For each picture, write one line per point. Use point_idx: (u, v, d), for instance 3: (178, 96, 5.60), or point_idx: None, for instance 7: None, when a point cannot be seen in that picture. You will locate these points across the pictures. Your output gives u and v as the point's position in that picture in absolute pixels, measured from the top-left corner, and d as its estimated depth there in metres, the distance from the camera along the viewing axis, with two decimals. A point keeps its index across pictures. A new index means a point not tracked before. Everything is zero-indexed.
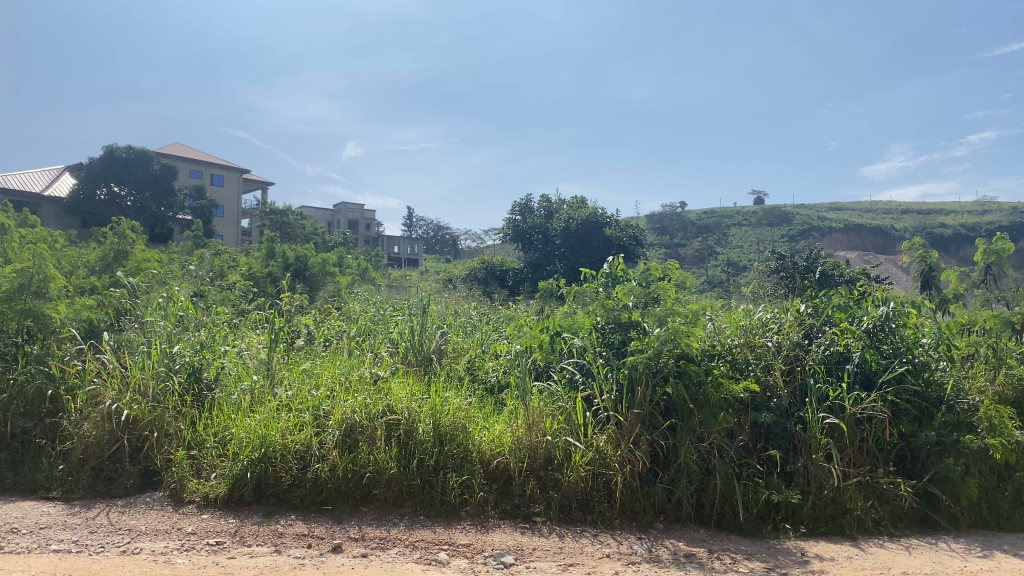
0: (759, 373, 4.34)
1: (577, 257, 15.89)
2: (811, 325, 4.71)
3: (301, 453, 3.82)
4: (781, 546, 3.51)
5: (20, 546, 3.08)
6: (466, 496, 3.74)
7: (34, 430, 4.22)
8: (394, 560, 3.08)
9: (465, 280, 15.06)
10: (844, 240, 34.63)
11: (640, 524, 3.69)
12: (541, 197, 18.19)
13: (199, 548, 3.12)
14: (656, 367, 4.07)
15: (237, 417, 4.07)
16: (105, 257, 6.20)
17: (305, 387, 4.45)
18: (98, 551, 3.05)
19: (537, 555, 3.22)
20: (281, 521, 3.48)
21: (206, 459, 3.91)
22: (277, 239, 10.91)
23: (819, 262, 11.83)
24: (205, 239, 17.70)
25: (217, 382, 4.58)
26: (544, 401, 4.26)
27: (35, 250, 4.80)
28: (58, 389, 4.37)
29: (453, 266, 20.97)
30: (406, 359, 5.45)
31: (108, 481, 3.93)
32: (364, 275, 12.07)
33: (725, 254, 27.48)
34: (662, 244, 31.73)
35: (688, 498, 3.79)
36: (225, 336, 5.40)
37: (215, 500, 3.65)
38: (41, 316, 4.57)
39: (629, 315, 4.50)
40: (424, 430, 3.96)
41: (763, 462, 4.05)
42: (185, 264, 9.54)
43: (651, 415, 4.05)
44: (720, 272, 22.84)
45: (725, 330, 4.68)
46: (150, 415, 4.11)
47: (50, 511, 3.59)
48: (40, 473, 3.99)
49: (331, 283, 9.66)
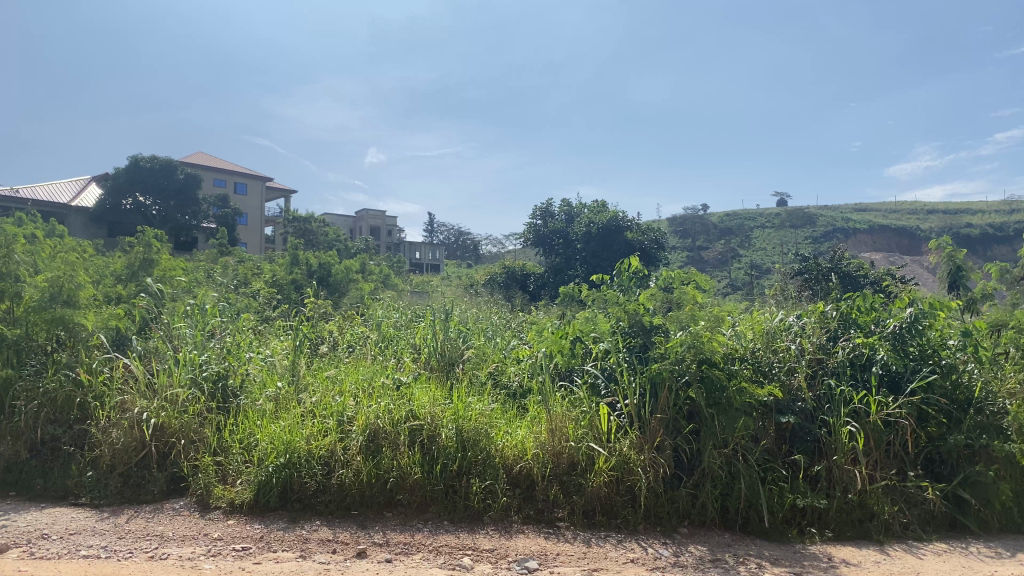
0: (783, 377, 4.29)
1: (599, 261, 15.87)
2: (835, 328, 4.68)
3: (326, 458, 3.84)
4: (807, 551, 3.48)
5: (50, 551, 3.13)
6: (489, 501, 3.75)
7: (63, 437, 4.28)
8: (419, 565, 3.09)
9: (487, 285, 15.11)
10: (868, 241, 34.27)
11: (665, 529, 3.67)
12: (562, 202, 18.18)
13: (226, 553, 3.14)
14: (679, 372, 4.05)
15: (262, 424, 4.10)
16: (130, 265, 6.29)
17: (330, 393, 4.47)
18: (127, 557, 3.09)
19: (561, 560, 3.22)
20: (306, 527, 3.50)
21: (232, 465, 3.94)
22: (301, 247, 11.01)
23: (841, 262, 11.71)
24: (229, 247, 17.81)
25: (241, 389, 4.63)
26: (567, 406, 4.25)
27: (65, 262, 4.87)
28: (86, 397, 4.43)
29: (474, 270, 21.02)
30: (429, 364, 5.47)
31: (135, 488, 3.97)
32: (385, 281, 12.12)
33: (746, 257, 27.35)
34: (684, 247, 31.60)
35: (712, 502, 3.76)
36: (249, 342, 5.46)
37: (241, 506, 3.69)
38: (70, 324, 4.64)
39: (652, 319, 4.48)
40: (447, 434, 3.97)
41: (788, 466, 4.02)
42: (211, 272, 9.65)
43: (675, 419, 4.04)
44: (742, 274, 22.74)
45: (748, 334, 4.65)
46: (177, 422, 4.16)
47: (79, 517, 3.63)
48: (69, 480, 4.03)
49: (354, 289, 9.73)
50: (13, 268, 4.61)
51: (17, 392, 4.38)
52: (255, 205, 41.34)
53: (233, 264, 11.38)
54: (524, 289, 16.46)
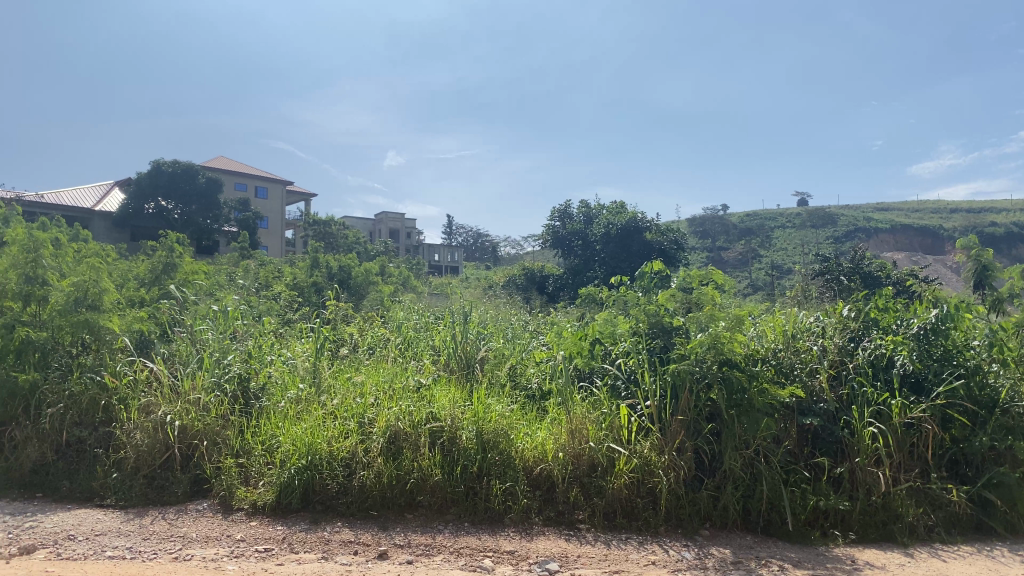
0: (804, 378, 4.24)
1: (618, 262, 15.82)
2: (856, 329, 4.64)
3: (347, 460, 3.86)
4: (830, 553, 3.46)
5: (76, 552, 3.17)
6: (509, 502, 3.75)
7: (88, 439, 4.32)
8: (440, 567, 3.10)
9: (506, 287, 15.13)
10: (890, 240, 33.93)
11: (686, 531, 3.65)
12: (580, 203, 18.16)
13: (249, 554, 3.17)
14: (699, 373, 4.03)
15: (284, 425, 4.13)
16: (154, 268, 6.35)
17: (351, 395, 4.49)
18: (151, 558, 3.12)
19: (582, 562, 3.21)
20: (328, 528, 3.52)
21: (255, 467, 3.97)
22: (321, 250, 11.08)
23: (863, 263, 11.60)
24: (250, 250, 17.93)
25: (264, 391, 4.66)
26: (587, 407, 4.24)
27: (90, 266, 4.93)
28: (111, 400, 4.47)
29: (493, 271, 21.05)
30: (448, 366, 5.48)
31: (159, 489, 4.01)
32: (404, 284, 12.16)
33: (766, 257, 27.18)
34: (703, 247, 31.46)
35: (734, 504, 3.74)
36: (271, 344, 5.50)
37: (264, 507, 3.71)
38: (95, 328, 4.69)
39: (673, 320, 4.45)
40: (467, 436, 3.98)
41: (810, 467, 3.99)
42: (232, 275, 9.73)
43: (696, 421, 4.01)
44: (763, 275, 22.61)
45: (770, 334, 4.62)
46: (201, 425, 4.20)
47: (104, 518, 3.67)
48: (95, 482, 4.08)
49: (374, 292, 9.77)
50: (40, 272, 4.67)
51: (43, 395, 4.43)
52: (275, 208, 41.63)
53: (253, 267, 11.47)
54: (542, 291, 16.44)
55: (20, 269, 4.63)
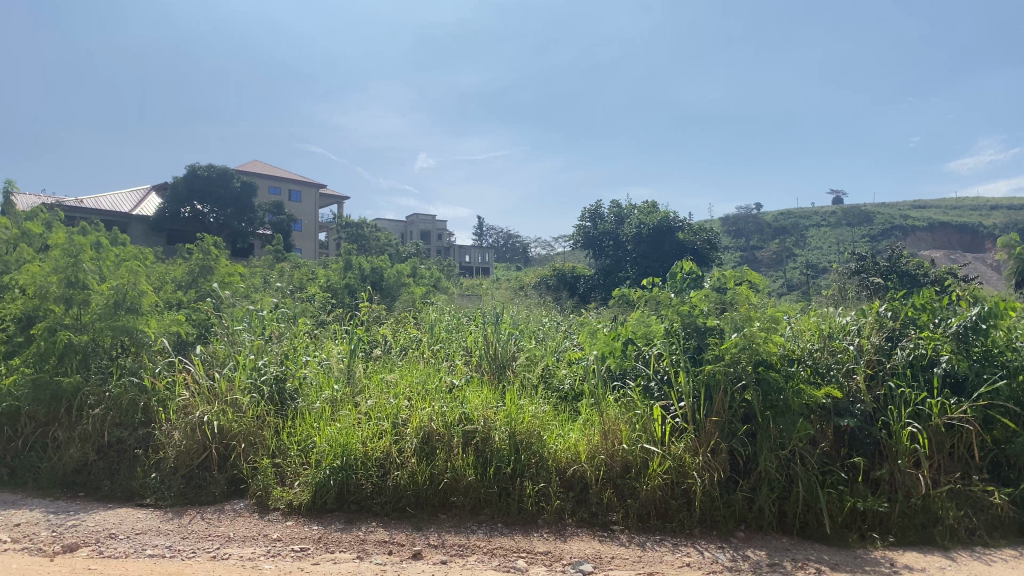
0: (841, 378, 4.18)
1: (649, 262, 15.75)
2: (894, 328, 4.57)
3: (381, 461, 3.88)
4: (869, 556, 3.41)
5: (118, 550, 3.22)
6: (542, 503, 3.75)
7: (128, 440, 4.39)
8: (473, 567, 3.11)
9: (537, 288, 15.15)
10: (928, 239, 33.35)
11: (721, 533, 3.62)
12: (612, 203, 18.13)
13: (285, 554, 3.20)
14: (734, 373, 3.98)
15: (319, 426, 4.17)
16: (191, 271, 6.45)
17: (384, 395, 4.52)
18: (190, 556, 3.16)
19: (615, 564, 3.20)
20: (363, 528, 3.55)
21: (291, 467, 4.02)
22: (353, 252, 11.17)
23: (900, 262, 11.42)
24: (284, 252, 18.15)
25: (299, 392, 4.71)
26: (620, 408, 4.22)
27: (129, 269, 5.03)
28: (150, 401, 4.53)
29: (524, 272, 21.08)
30: (480, 367, 5.50)
31: (197, 489, 4.07)
32: (436, 285, 12.23)
33: (801, 257, 26.89)
34: (736, 246, 31.21)
35: (769, 506, 3.70)
36: (306, 345, 5.56)
37: (299, 507, 3.75)
38: (134, 331, 4.78)
39: (706, 320, 4.42)
40: (500, 437, 3.98)
41: (847, 469, 3.94)
42: (267, 278, 9.85)
43: (730, 422, 3.97)
44: (797, 274, 22.37)
45: (805, 334, 4.56)
46: (238, 426, 4.25)
47: (144, 517, 3.74)
48: (135, 482, 4.14)
49: (407, 292, 9.84)
50: (81, 276, 4.76)
51: (85, 396, 4.53)
52: (309, 211, 42.06)
53: (287, 269, 11.60)
54: (574, 291, 16.42)
55: (62, 273, 4.71)
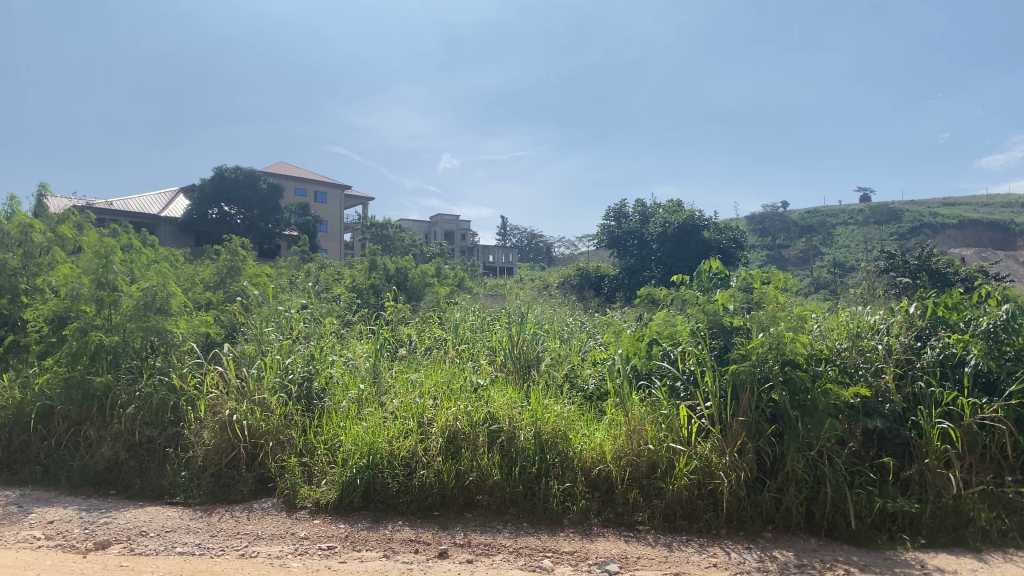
0: (869, 377, 4.13)
1: (675, 261, 15.68)
2: (923, 327, 4.51)
3: (407, 459, 3.90)
4: (899, 558, 3.36)
5: (148, 548, 3.26)
6: (568, 503, 3.75)
7: (158, 438, 4.43)
8: (500, 566, 3.12)
9: (562, 287, 15.15)
10: (959, 236, 32.86)
11: (748, 533, 3.60)
12: (636, 203, 18.08)
13: (313, 552, 3.22)
14: (761, 373, 3.95)
15: (346, 425, 4.19)
16: (219, 272, 6.53)
17: (410, 395, 4.53)
18: (219, 554, 3.20)
19: (642, 564, 3.19)
20: (389, 526, 3.56)
21: (318, 465, 4.05)
22: (378, 253, 11.23)
23: (930, 260, 11.27)
24: (311, 253, 18.29)
25: (325, 391, 4.75)
26: (646, 408, 4.20)
27: (158, 271, 5.11)
28: (179, 400, 4.58)
29: (548, 271, 21.08)
30: (505, 367, 5.51)
31: (226, 487, 4.11)
32: (461, 285, 12.26)
33: (828, 255, 26.63)
34: (762, 245, 30.97)
35: (797, 506, 3.67)
36: (332, 345, 5.59)
37: (326, 506, 3.78)
38: (163, 332, 4.87)
39: (732, 320, 4.39)
40: (526, 437, 3.99)
41: (875, 469, 3.90)
42: (293, 278, 9.93)
43: (757, 422, 3.94)
44: (824, 273, 22.16)
45: (833, 333, 4.51)
46: (266, 425, 4.29)
47: (174, 515, 3.78)
48: (165, 480, 4.19)
49: (432, 292, 9.88)
50: (111, 277, 4.83)
51: (116, 396, 4.59)
52: (333, 212, 42.32)
53: (313, 269, 11.69)
54: (598, 291, 16.39)
55: (93, 275, 4.81)
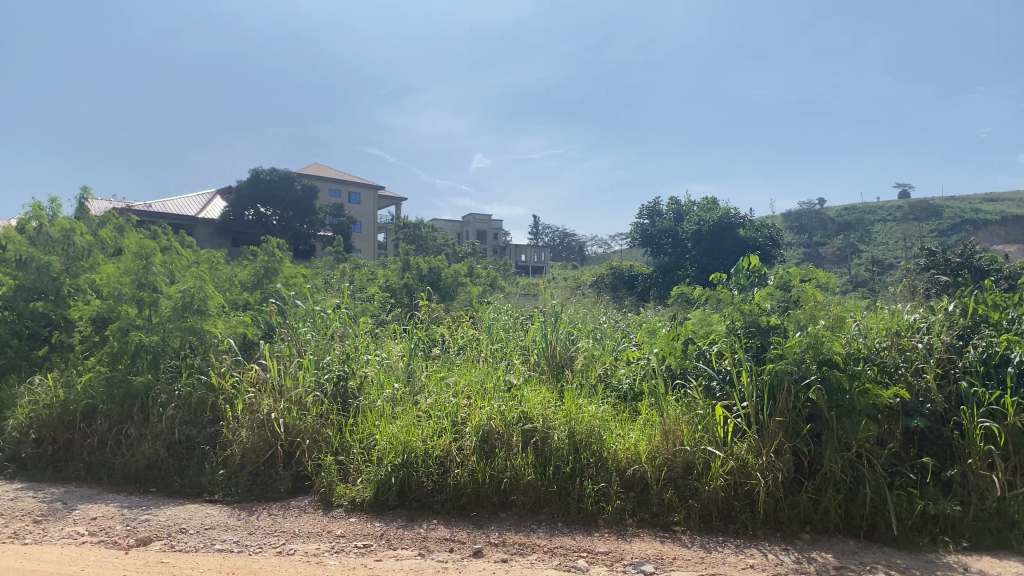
0: (909, 377, 4.05)
1: (709, 259, 15.56)
2: (964, 325, 4.43)
3: (441, 458, 3.93)
4: (941, 561, 3.30)
5: (188, 544, 3.31)
6: (603, 503, 3.73)
7: (197, 437, 4.50)
8: (534, 566, 3.11)
9: (595, 286, 15.12)
10: (1001, 233, 32.15)
11: (785, 535, 3.56)
12: (670, 201, 17.97)
13: (349, 550, 3.25)
14: (798, 372, 3.91)
15: (381, 423, 4.22)
16: (256, 273, 6.62)
17: (444, 395, 4.54)
18: (257, 551, 3.24)
19: (678, 564, 3.17)
20: (424, 525, 3.58)
21: (353, 464, 4.08)
22: (411, 252, 11.30)
23: (972, 257, 11.04)
24: (345, 253, 18.45)
25: (361, 390, 4.78)
26: (681, 408, 4.17)
27: (196, 274, 5.20)
28: (218, 399, 4.65)
29: (581, 270, 21.03)
30: (539, 366, 5.50)
31: (263, 485, 4.16)
32: (494, 284, 12.27)
33: (866, 253, 26.22)
34: (798, 243, 30.60)
35: (835, 508, 3.62)
36: (367, 345, 5.63)
37: (362, 504, 3.80)
38: (201, 332, 4.95)
39: (770, 319, 4.34)
40: (560, 438, 3.98)
41: (916, 470, 3.84)
42: (328, 278, 10.03)
43: (794, 422, 3.90)
44: (862, 271, 21.84)
45: (872, 331, 4.42)
46: (302, 424, 4.34)
47: (213, 512, 3.83)
48: (203, 478, 4.25)
49: (465, 292, 9.91)
50: (151, 279, 4.96)
51: (156, 395, 4.67)
52: (367, 212, 42.63)
53: (348, 269, 11.80)
54: (632, 290, 16.33)
55: (133, 275, 4.94)
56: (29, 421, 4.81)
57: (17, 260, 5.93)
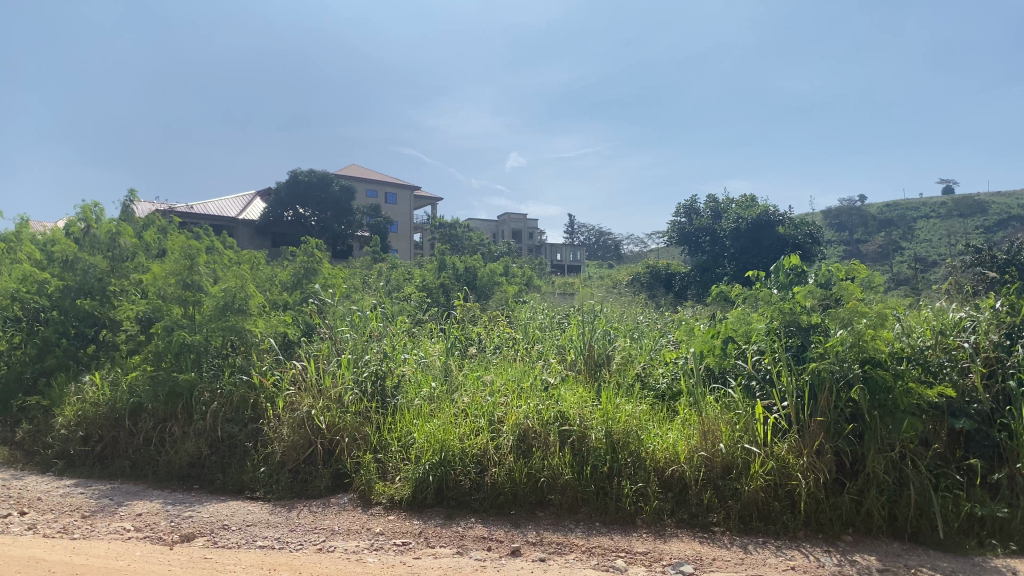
0: (954, 377, 3.98)
1: (748, 257, 15.39)
2: (1013, 324, 4.33)
3: (478, 457, 3.94)
4: (988, 564, 3.23)
5: (231, 541, 3.36)
6: (641, 503, 3.71)
7: (239, 434, 4.57)
8: (572, 565, 3.11)
9: (632, 285, 15.05)
10: None
11: (827, 536, 3.51)
12: (707, 198, 17.82)
13: (388, 548, 3.27)
14: (840, 372, 3.86)
15: (418, 422, 4.25)
16: (295, 274, 6.72)
17: (481, 393, 4.57)
18: (298, 548, 3.27)
19: (717, 565, 3.14)
20: (462, 524, 3.60)
21: (392, 461, 4.11)
22: (448, 253, 11.35)
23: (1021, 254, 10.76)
24: (381, 252, 18.63)
25: (398, 388, 4.81)
26: (720, 408, 4.14)
27: (237, 274, 5.28)
28: (259, 397, 4.70)
29: (617, 269, 20.96)
30: (575, 365, 5.50)
31: (304, 483, 4.21)
32: (530, 283, 12.26)
33: (909, 250, 25.76)
34: (839, 240, 30.14)
35: (878, 509, 3.56)
36: (404, 344, 5.67)
37: (400, 502, 3.83)
38: (242, 331, 5.01)
39: (810, 318, 4.27)
40: (597, 437, 3.97)
41: (962, 472, 3.77)
42: (366, 278, 10.13)
43: (836, 422, 3.84)
44: (905, 268, 21.43)
45: (916, 330, 4.34)
46: (341, 421, 4.38)
47: (254, 509, 3.89)
48: (245, 475, 4.31)
49: (501, 291, 9.93)
50: (196, 279, 5.04)
51: (199, 394, 4.76)
52: (403, 212, 42.89)
53: (385, 269, 11.90)
54: (669, 288, 16.22)
55: (179, 275, 5.04)
56: (78, 419, 4.93)
57: (64, 262, 6.08)
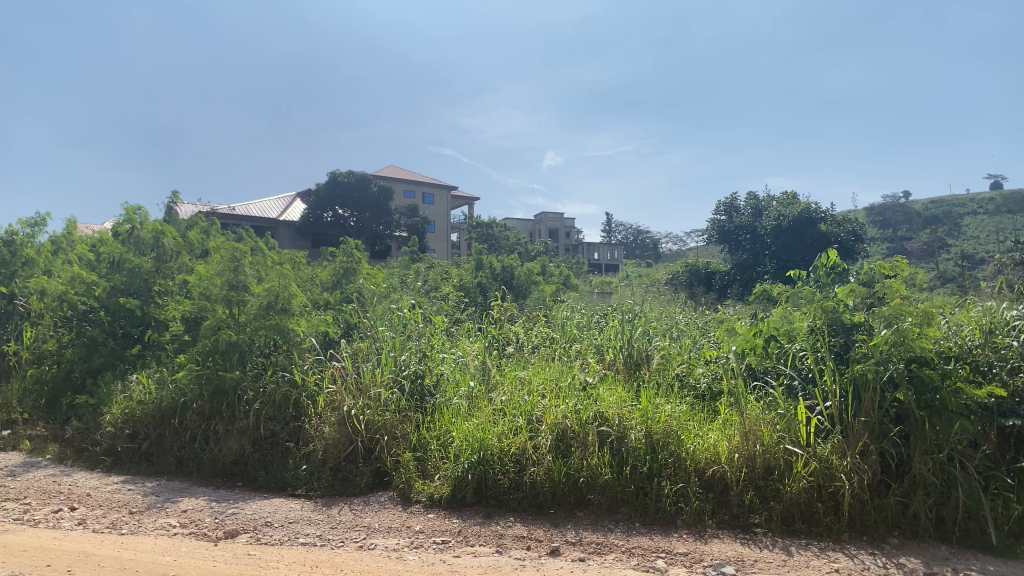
0: (1005, 377, 3.89)
1: (790, 256, 15.18)
2: None
3: (517, 456, 3.95)
4: None
5: (273, 538, 3.41)
6: (681, 504, 3.68)
7: (281, 433, 4.64)
8: (612, 565, 3.10)
9: (671, 285, 14.94)
10: None
11: (872, 539, 3.45)
12: (748, 196, 17.61)
13: (428, 546, 3.29)
14: (884, 372, 3.78)
15: (457, 421, 4.26)
16: (336, 273, 6.81)
17: (519, 392, 4.58)
18: (339, 545, 3.30)
19: (759, 567, 3.10)
20: (500, 523, 3.60)
21: (431, 460, 4.14)
22: (486, 252, 11.37)
23: None
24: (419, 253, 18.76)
25: (437, 387, 4.83)
26: (761, 409, 4.09)
27: (281, 273, 5.32)
28: (300, 395, 4.77)
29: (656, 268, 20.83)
30: (614, 365, 5.48)
31: (344, 481, 4.25)
32: (568, 283, 12.22)
33: (955, 247, 25.18)
34: (883, 237, 29.59)
35: (925, 512, 3.49)
36: (443, 343, 5.70)
37: (440, 501, 3.85)
38: (286, 330, 5.10)
39: (853, 317, 4.20)
40: (636, 437, 3.95)
41: (1013, 474, 3.67)
42: (405, 278, 10.20)
43: (881, 423, 3.77)
44: (952, 265, 20.97)
45: (963, 330, 4.24)
46: (381, 420, 4.42)
47: (296, 507, 3.94)
48: (287, 473, 4.37)
49: (540, 291, 9.92)
50: (242, 279, 5.09)
51: (242, 392, 4.85)
52: (441, 212, 43.08)
53: (425, 270, 11.97)
54: (708, 287, 16.06)
55: (224, 276, 5.09)
56: (125, 416, 5.04)
57: (111, 263, 6.21)
